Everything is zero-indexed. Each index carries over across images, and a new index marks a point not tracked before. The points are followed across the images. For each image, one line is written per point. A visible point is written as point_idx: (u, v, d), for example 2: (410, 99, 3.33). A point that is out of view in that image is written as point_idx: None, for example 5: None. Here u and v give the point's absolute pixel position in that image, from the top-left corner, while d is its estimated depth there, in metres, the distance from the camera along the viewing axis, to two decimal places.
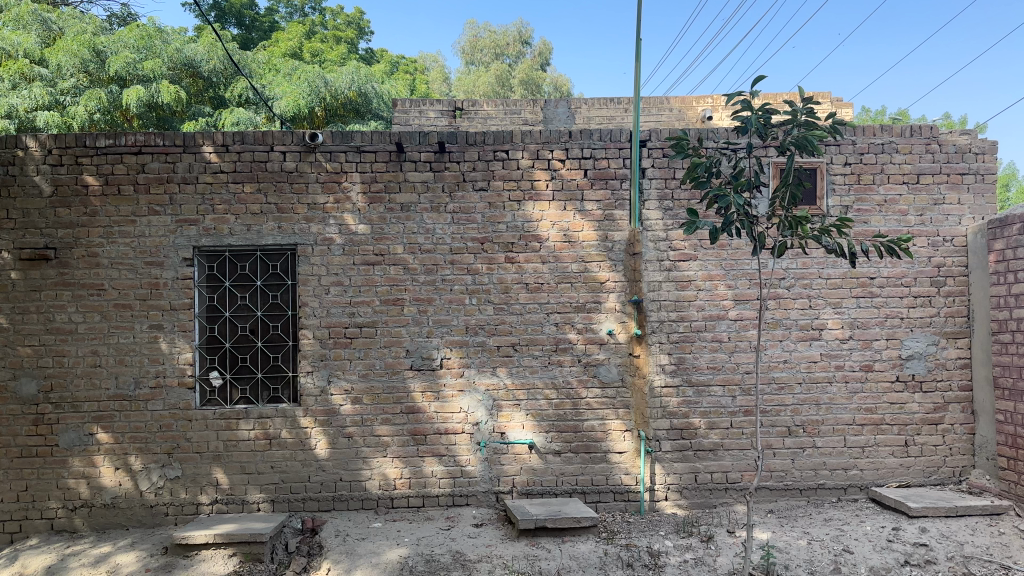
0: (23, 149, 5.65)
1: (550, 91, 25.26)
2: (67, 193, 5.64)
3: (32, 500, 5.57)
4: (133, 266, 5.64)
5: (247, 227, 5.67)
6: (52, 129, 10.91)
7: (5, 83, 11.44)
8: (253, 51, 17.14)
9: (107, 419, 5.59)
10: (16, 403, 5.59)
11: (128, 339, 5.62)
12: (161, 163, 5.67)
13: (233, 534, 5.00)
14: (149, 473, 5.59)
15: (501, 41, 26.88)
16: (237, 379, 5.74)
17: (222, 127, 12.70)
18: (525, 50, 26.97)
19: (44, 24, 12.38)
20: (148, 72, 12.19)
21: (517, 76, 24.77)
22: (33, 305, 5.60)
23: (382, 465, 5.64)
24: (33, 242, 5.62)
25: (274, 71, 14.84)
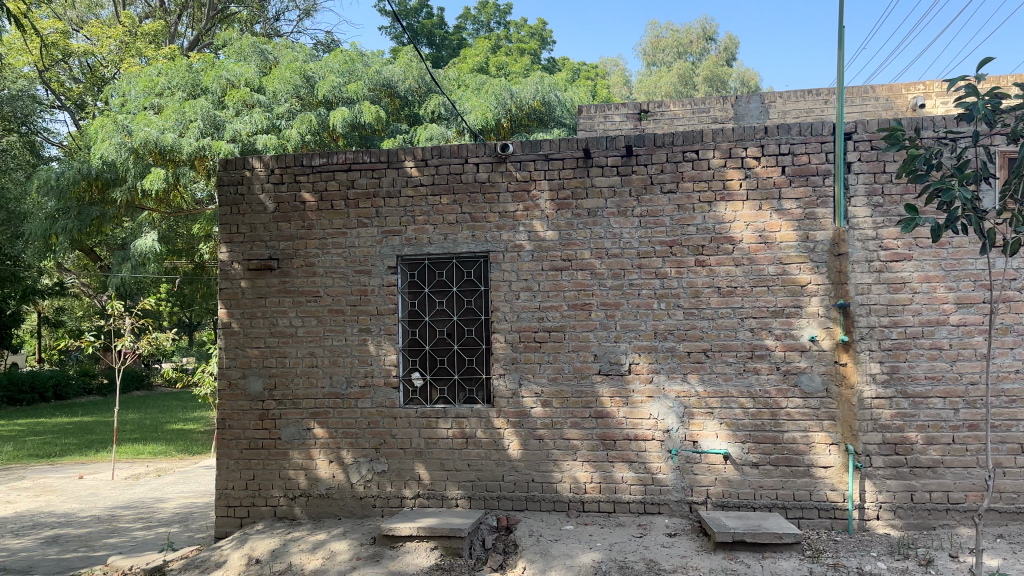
0: (250, 170, 6.29)
1: (736, 86, 25.06)
2: (288, 209, 6.20)
3: (259, 488, 6.16)
4: (344, 274, 6.09)
5: (444, 236, 5.95)
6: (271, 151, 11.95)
7: (231, 110, 12.73)
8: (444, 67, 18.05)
9: (322, 415, 6.07)
10: (247, 398, 6.19)
11: (340, 341, 6.07)
12: (368, 179, 6.08)
13: (435, 528, 5.25)
14: (359, 467, 5.99)
15: (684, 39, 26.57)
16: (435, 380, 6.03)
17: (418, 143, 13.51)
18: (709, 46, 26.49)
19: (262, 55, 13.92)
20: (351, 94, 13.27)
21: (700, 74, 24.86)
22: (259, 310, 6.21)
23: (573, 468, 5.69)
24: (260, 253, 6.22)
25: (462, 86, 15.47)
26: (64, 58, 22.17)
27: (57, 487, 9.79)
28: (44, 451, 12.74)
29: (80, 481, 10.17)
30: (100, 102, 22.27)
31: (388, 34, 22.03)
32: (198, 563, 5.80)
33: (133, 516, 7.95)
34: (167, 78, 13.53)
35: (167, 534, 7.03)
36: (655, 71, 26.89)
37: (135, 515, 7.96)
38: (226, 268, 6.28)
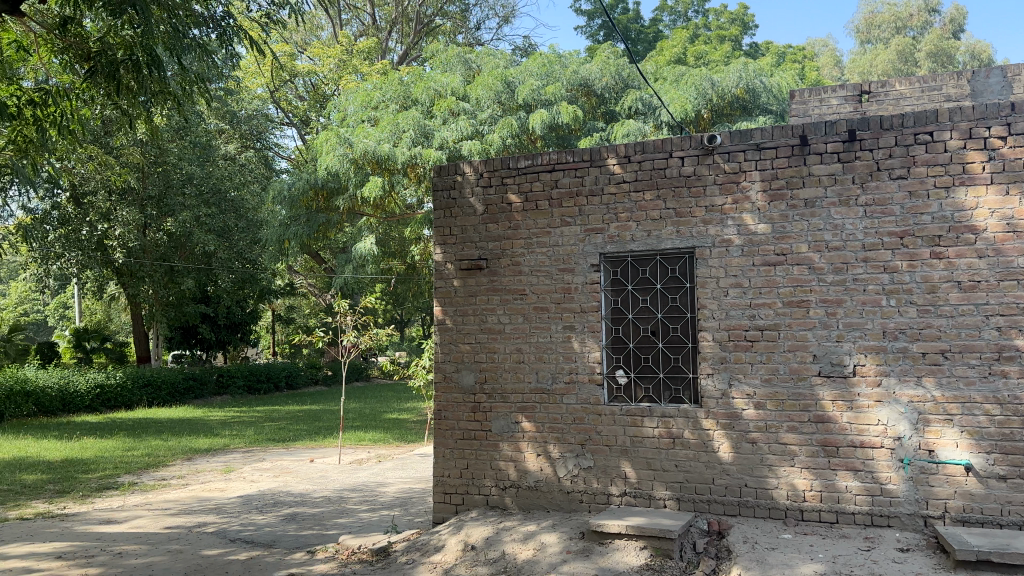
0: (461, 175, 6.61)
1: (965, 60, 24.05)
2: (495, 211, 6.44)
3: (472, 477, 6.46)
4: (549, 273, 6.22)
5: (648, 233, 5.88)
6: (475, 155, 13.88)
7: (440, 117, 15.31)
8: (642, 62, 18.27)
9: (530, 409, 6.24)
10: (460, 391, 6.52)
11: (546, 338, 6.21)
12: (572, 178, 6.17)
13: (644, 527, 5.22)
14: (565, 462, 6.09)
15: (903, 14, 26.07)
16: (640, 378, 5.98)
17: (615, 139, 14.66)
18: (933, 19, 25.77)
19: (466, 64, 16.78)
20: (550, 96, 14.96)
21: (923, 50, 24.23)
22: (470, 308, 6.50)
23: (790, 474, 5.40)
24: (470, 254, 6.52)
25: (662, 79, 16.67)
26: (292, 79, 24.74)
27: (293, 469, 10.90)
28: (282, 435, 14.25)
29: (313, 464, 11.26)
30: (323, 117, 24.67)
31: (584, 33, 22.54)
32: (418, 547, 6.20)
33: (359, 498, 8.67)
34: (382, 92, 16.51)
35: (390, 517, 7.59)
36: (870, 49, 26.32)
37: (360, 498, 8.68)
38: (440, 268, 6.65)
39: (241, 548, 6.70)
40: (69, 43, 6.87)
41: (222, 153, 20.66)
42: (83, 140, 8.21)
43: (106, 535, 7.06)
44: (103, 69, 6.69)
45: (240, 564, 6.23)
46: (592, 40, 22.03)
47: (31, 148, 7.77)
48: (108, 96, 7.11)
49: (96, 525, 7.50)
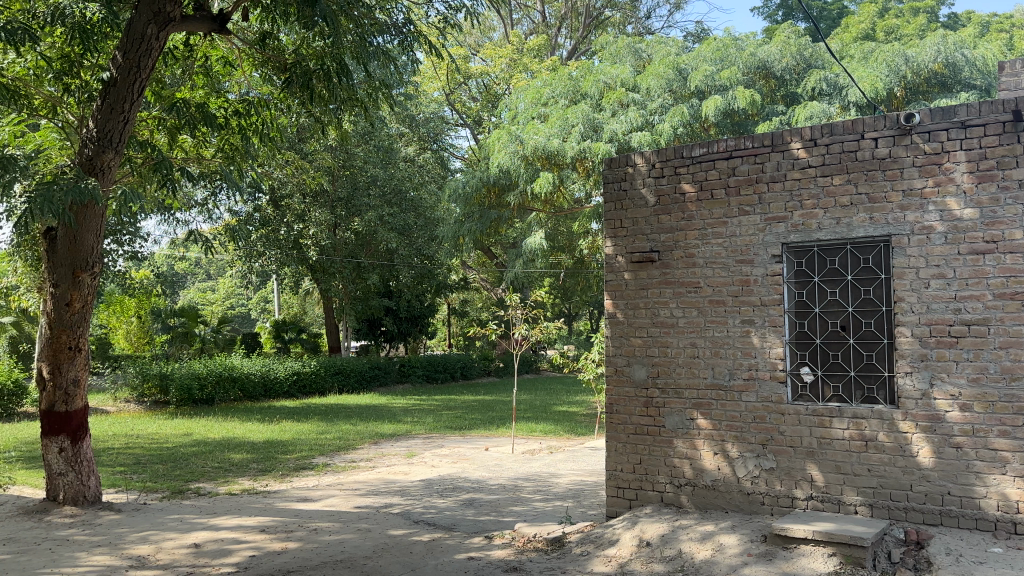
0: (632, 166, 6.52)
1: None
2: (668, 202, 6.31)
3: (645, 473, 6.38)
4: (726, 264, 6.00)
5: (837, 221, 5.52)
6: (646, 146, 14.35)
7: (610, 109, 15.71)
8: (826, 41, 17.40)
9: (706, 406, 6.07)
10: (632, 385, 6.45)
11: (723, 332, 6.00)
12: (751, 164, 5.91)
13: (833, 534, 4.94)
14: (745, 461, 5.86)
15: None
16: (828, 376, 5.63)
17: (796, 123, 14.35)
18: None
19: (636, 54, 17.08)
20: (724, 81, 15.00)
21: None
22: (642, 301, 6.42)
23: (1002, 483, 4.87)
24: (642, 246, 6.42)
25: (848, 57, 15.90)
26: (466, 81, 25.62)
27: (470, 456, 11.31)
28: (459, 423, 14.83)
29: (488, 452, 11.62)
30: (495, 116, 25.41)
31: (761, 13, 21.61)
32: (592, 539, 6.23)
33: (532, 488, 8.85)
34: (551, 88, 17.08)
35: (563, 508, 7.68)
36: None
37: (534, 487, 8.85)
38: (611, 261, 6.61)
39: (423, 530, 7.06)
40: (268, 57, 7.54)
41: (402, 155, 21.78)
42: (280, 146, 8.93)
43: (303, 512, 7.68)
44: (298, 78, 7.18)
45: (423, 545, 6.55)
46: (770, 21, 21.03)
47: (237, 155, 8.57)
48: (303, 105, 7.74)
49: (295, 502, 8.19)
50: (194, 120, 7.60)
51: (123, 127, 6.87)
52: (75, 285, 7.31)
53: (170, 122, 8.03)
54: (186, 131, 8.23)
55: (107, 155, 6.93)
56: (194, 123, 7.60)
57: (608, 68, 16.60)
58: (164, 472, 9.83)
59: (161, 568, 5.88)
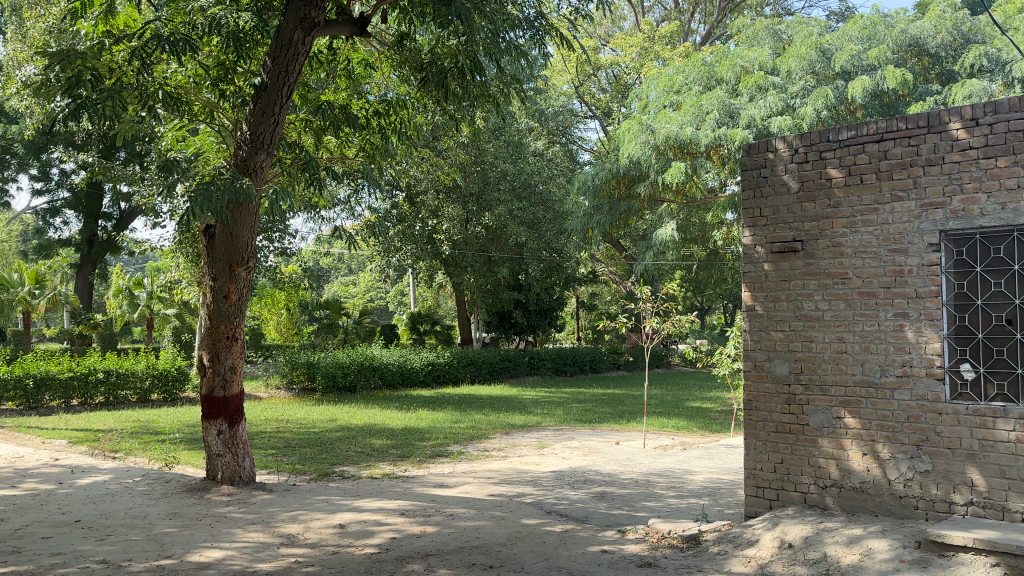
0: (773, 152, 6.25)
1: None
2: (813, 188, 6.00)
3: (787, 473, 6.11)
4: (876, 254, 5.64)
5: (1002, 206, 5.08)
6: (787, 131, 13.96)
7: (747, 95, 15.33)
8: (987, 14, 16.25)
9: (854, 404, 5.74)
10: (773, 381, 6.19)
11: (873, 326, 5.65)
12: (904, 147, 5.53)
13: (997, 542, 4.57)
14: (897, 463, 5.50)
15: None
16: (992, 374, 5.18)
17: (954, 102, 13.40)
18: None
19: (776, 35, 16.41)
20: (872, 61, 14.40)
21: None
22: (783, 293, 6.15)
23: None
24: (783, 235, 6.15)
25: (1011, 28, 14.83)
26: (595, 73, 25.52)
27: (601, 449, 11.26)
28: (590, 416, 14.82)
29: (619, 446, 11.53)
30: (626, 107, 25.15)
31: None
32: (731, 538, 6.04)
33: (666, 483, 8.71)
34: (685, 75, 16.81)
35: (699, 506, 7.50)
36: None
37: (668, 483, 8.70)
38: (750, 251, 6.37)
39: (557, 521, 7.10)
40: (405, 57, 7.81)
41: (532, 149, 21.98)
42: (418, 143, 9.24)
43: (440, 498, 7.92)
44: (434, 76, 7.58)
45: (556, 536, 6.59)
46: None
47: (376, 154, 8.96)
48: (438, 103, 7.93)
49: (432, 488, 8.46)
50: (338, 121, 8.00)
51: (273, 129, 7.29)
52: (232, 278, 7.89)
53: (316, 124, 8.49)
54: (330, 132, 8.68)
55: (259, 156, 7.33)
56: (337, 125, 7.98)
57: (745, 52, 16.08)
58: (311, 456, 10.42)
59: (310, 546, 6.24)
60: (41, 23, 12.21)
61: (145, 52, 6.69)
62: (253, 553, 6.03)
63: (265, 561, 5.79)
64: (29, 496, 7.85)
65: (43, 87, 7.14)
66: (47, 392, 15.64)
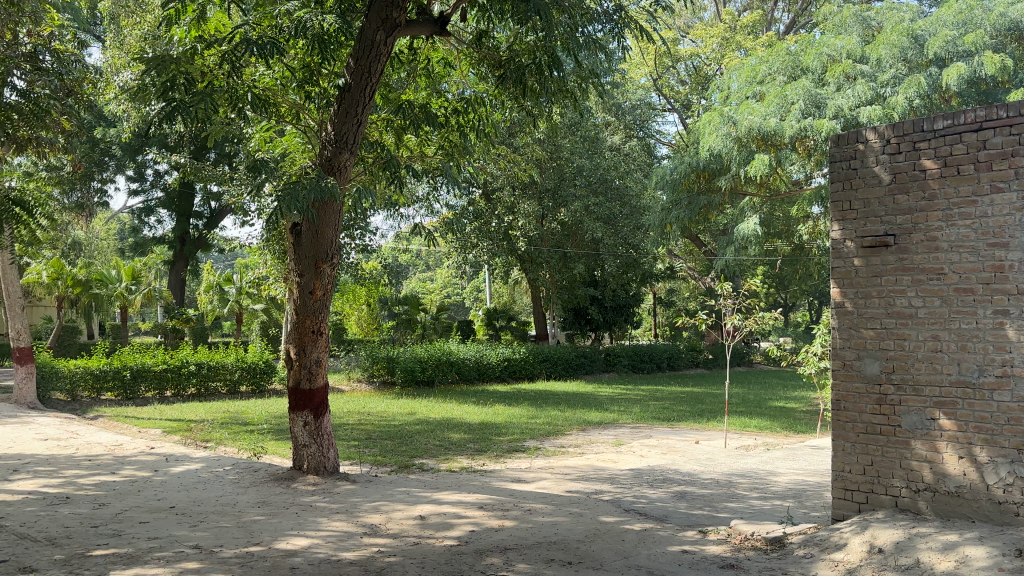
0: (864, 143, 6.00)
1: None
2: (906, 179, 5.74)
3: (878, 475, 5.85)
4: (975, 249, 5.39)
5: None
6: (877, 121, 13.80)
7: (834, 84, 14.98)
8: None
9: (949, 405, 5.48)
10: (863, 380, 5.95)
11: (971, 324, 5.39)
12: (1005, 136, 5.27)
13: None
14: (997, 468, 5.23)
15: None
16: None
17: None
18: None
19: (864, 22, 15.83)
20: (968, 46, 14.15)
21: None
22: (875, 289, 5.90)
23: None
24: (874, 229, 5.90)
25: None
26: (674, 65, 25.13)
27: (680, 448, 11.10)
28: (668, 414, 14.63)
29: (699, 445, 11.35)
30: (705, 99, 24.67)
31: None
32: (817, 542, 5.86)
33: (749, 484, 8.51)
34: (768, 64, 16.37)
35: (783, 508, 7.30)
36: None
37: (750, 484, 8.50)
38: (838, 246, 6.13)
39: (635, 519, 7.04)
40: (484, 54, 7.87)
41: (608, 144, 21.83)
42: (496, 141, 9.31)
43: (518, 492, 7.97)
44: (512, 73, 7.53)
45: (635, 534, 6.53)
46: None
47: (455, 151, 9.06)
48: (516, 100, 7.95)
49: (510, 483, 8.52)
50: (418, 120, 8.13)
51: (356, 129, 7.46)
52: (317, 274, 8.11)
53: (397, 123, 8.65)
54: (410, 130, 8.83)
55: (343, 155, 7.52)
56: (418, 123, 8.11)
57: (832, 40, 15.57)
58: (392, 448, 10.64)
59: (391, 537, 6.37)
60: (138, 31, 12.82)
61: (236, 56, 6.94)
62: (337, 542, 6.21)
63: (349, 550, 5.95)
64: (129, 482, 8.29)
65: (141, 92, 7.48)
66: (145, 383, 16.47)
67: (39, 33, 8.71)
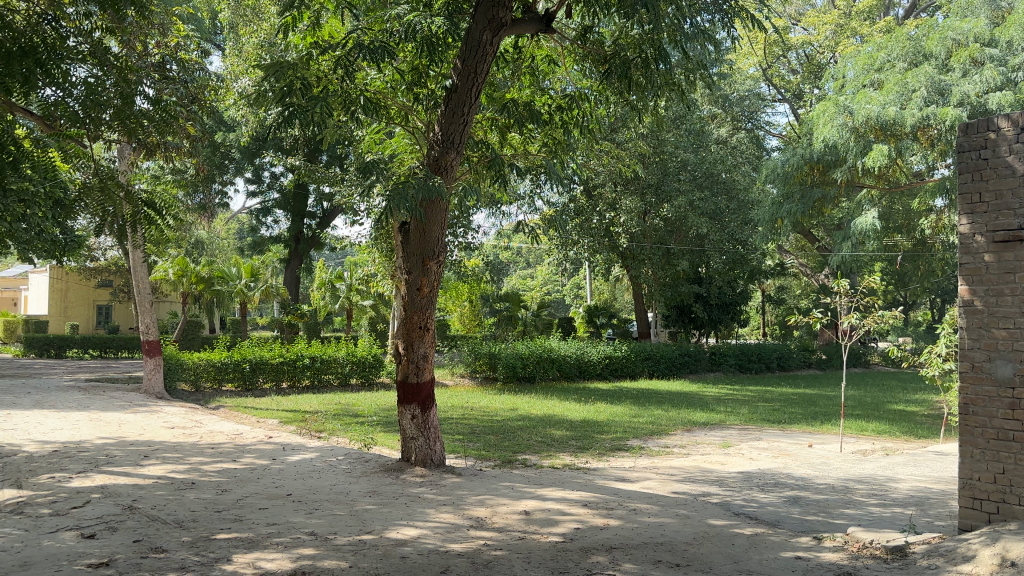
0: (995, 131, 5.62)
1: None
2: None
3: (1010, 485, 5.46)
4: None
5: None
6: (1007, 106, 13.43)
7: (959, 70, 14.48)
8: None
9: None
10: (994, 383, 5.56)
11: None
12: None
13: None
14: None
15: None
16: None
17: None
18: None
19: (994, 4, 14.95)
20: None
21: None
22: (1007, 287, 5.51)
23: None
24: (1008, 223, 5.51)
25: None
26: (784, 54, 24.22)
27: (792, 451, 10.72)
28: (779, 416, 14.15)
29: (812, 448, 10.92)
30: (818, 88, 23.66)
31: None
32: (943, 553, 5.52)
33: (867, 491, 8.11)
34: (887, 51, 15.66)
35: (906, 516, 6.92)
36: None
37: (869, 490, 8.10)
38: (967, 241, 5.77)
39: (745, 523, 6.84)
40: (589, 50, 7.84)
41: (714, 138, 21.30)
42: (602, 137, 9.26)
43: (622, 492, 7.90)
44: (618, 68, 7.44)
45: (745, 538, 6.35)
46: None
47: (558, 149, 9.11)
48: (621, 94, 7.88)
49: (615, 481, 8.46)
50: (523, 118, 8.19)
51: (463, 129, 7.59)
52: (424, 271, 8.30)
53: (502, 122, 8.74)
54: (515, 129, 8.94)
55: (449, 155, 7.65)
56: (522, 121, 8.17)
57: (958, 24, 14.87)
58: (495, 443, 10.77)
59: (497, 531, 6.45)
60: (257, 40, 13.46)
61: (349, 60, 7.20)
62: (445, 534, 6.33)
63: (456, 542, 6.06)
64: (249, 469, 8.75)
65: (260, 99, 7.84)
66: (262, 375, 17.35)
67: (168, 44, 9.28)
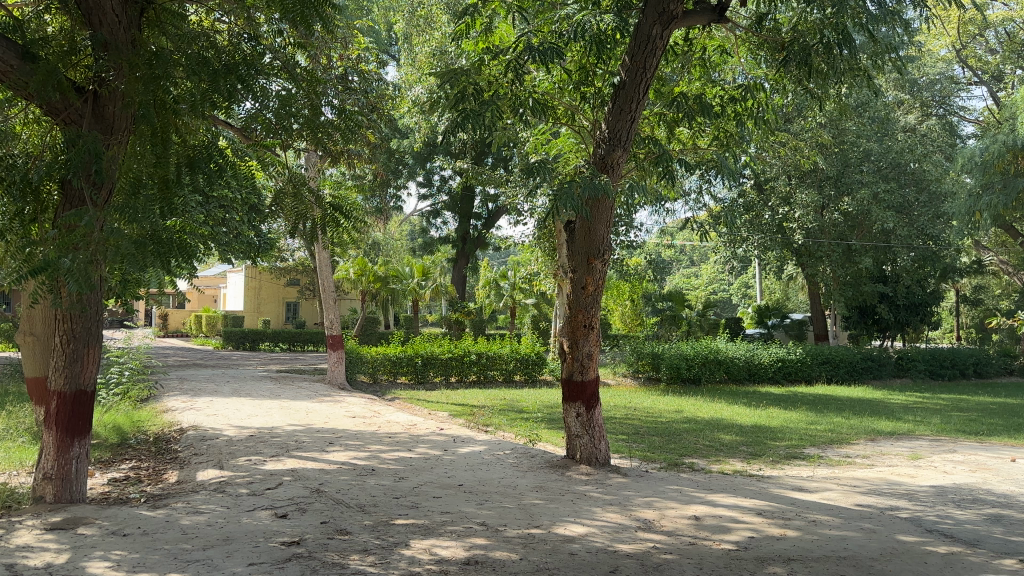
0: None
1: None
2: None
3: None
4: None
5: None
6: None
7: None
8: None
9: None
10: None
11: None
12: None
13: None
14: None
15: None
16: None
17: None
18: None
19: None
20: None
21: None
22: None
23: None
24: None
25: None
26: (982, 32, 22.08)
27: (992, 466, 9.71)
28: (976, 427, 12.88)
29: (1017, 463, 9.83)
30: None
31: None
32: None
33: None
34: None
35: None
36: None
37: None
38: None
39: (940, 541, 6.27)
40: (764, 38, 7.55)
41: (900, 125, 19.79)
42: (777, 127, 8.89)
43: (799, 501, 7.50)
44: (796, 55, 7.03)
45: (940, 557, 5.83)
46: None
47: (729, 141, 8.84)
48: (799, 83, 7.50)
49: (790, 490, 8.05)
50: (692, 112, 7.97)
51: (630, 126, 7.51)
52: (589, 270, 8.29)
53: (670, 116, 8.58)
54: (684, 122, 8.71)
55: (616, 152, 7.59)
56: (692, 115, 7.97)
57: None
58: (661, 445, 10.59)
59: (666, 534, 6.32)
60: (430, 49, 14.09)
61: (518, 62, 7.35)
62: (613, 534, 6.30)
63: (625, 542, 6.01)
64: (423, 458, 9.16)
65: (434, 105, 8.13)
66: (433, 370, 18.12)
67: (351, 56, 9.93)
